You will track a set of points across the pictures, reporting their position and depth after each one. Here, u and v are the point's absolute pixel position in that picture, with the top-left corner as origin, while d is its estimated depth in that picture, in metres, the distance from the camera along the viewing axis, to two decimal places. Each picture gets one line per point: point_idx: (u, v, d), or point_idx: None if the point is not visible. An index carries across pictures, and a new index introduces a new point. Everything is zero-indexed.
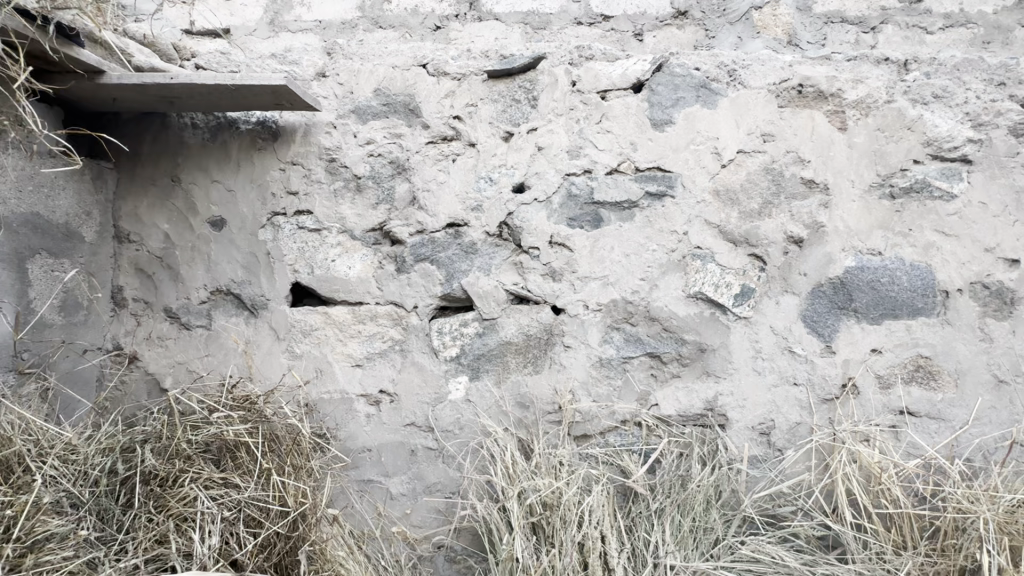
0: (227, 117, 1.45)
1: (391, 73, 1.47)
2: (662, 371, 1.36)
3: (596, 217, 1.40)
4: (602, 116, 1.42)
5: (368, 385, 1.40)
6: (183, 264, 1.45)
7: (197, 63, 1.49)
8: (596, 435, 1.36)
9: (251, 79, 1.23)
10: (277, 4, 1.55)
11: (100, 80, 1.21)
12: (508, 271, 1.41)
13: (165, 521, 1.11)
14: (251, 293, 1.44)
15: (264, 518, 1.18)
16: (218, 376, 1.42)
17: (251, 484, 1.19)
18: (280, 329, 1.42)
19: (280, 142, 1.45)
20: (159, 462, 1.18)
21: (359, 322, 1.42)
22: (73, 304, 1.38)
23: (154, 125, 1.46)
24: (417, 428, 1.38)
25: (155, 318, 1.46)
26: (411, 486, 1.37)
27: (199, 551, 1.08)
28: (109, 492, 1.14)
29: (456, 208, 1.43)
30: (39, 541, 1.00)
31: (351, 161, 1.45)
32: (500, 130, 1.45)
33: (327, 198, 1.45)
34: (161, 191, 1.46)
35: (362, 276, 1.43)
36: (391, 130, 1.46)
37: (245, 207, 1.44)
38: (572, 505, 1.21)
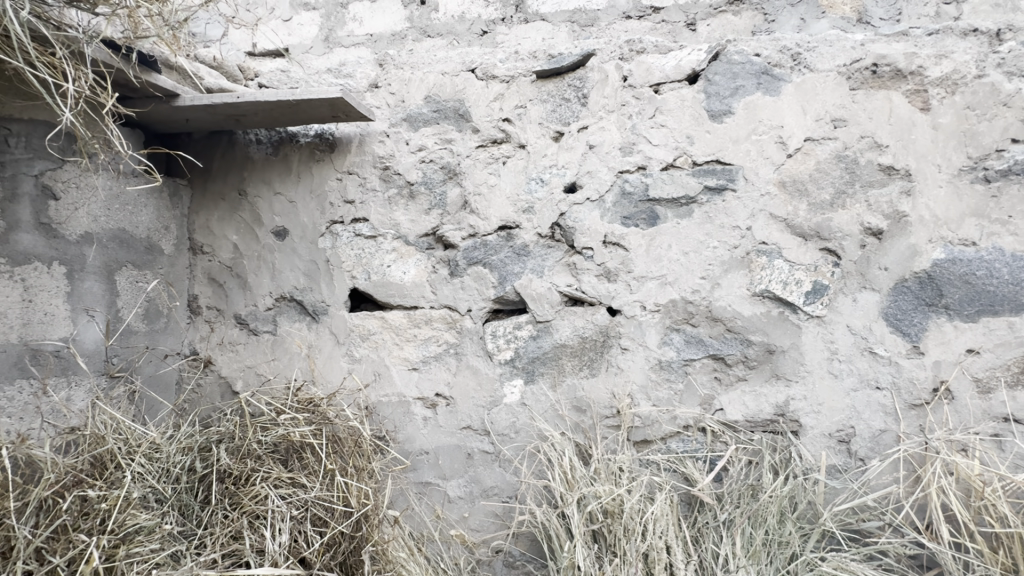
0: (287, 132, 1.52)
1: (441, 79, 1.49)
2: (727, 374, 1.29)
3: (652, 214, 1.36)
4: (656, 110, 1.38)
5: (424, 388, 1.42)
6: (250, 273, 1.52)
7: (259, 83, 1.58)
8: (657, 440, 1.31)
9: (310, 93, 1.27)
10: (331, 21, 1.61)
11: (175, 102, 1.30)
12: (561, 272, 1.39)
13: (239, 517, 1.15)
14: (312, 300, 1.49)
15: (329, 517, 1.20)
16: (284, 379, 1.48)
17: (317, 484, 1.22)
18: (340, 333, 1.47)
19: (337, 153, 1.50)
20: (233, 461, 1.24)
21: (415, 326, 1.44)
22: (155, 312, 1.48)
23: (222, 143, 1.55)
24: (473, 432, 1.38)
25: (226, 325, 1.54)
26: (469, 489, 1.37)
27: (270, 547, 1.10)
28: (189, 489, 1.21)
29: (507, 211, 1.42)
30: (130, 533, 1.05)
31: (404, 168, 1.47)
32: (550, 130, 1.43)
33: (382, 205, 1.48)
34: (230, 204, 1.54)
35: (416, 281, 1.46)
36: (442, 136, 1.48)
37: (306, 216, 1.50)
38: (634, 514, 1.16)
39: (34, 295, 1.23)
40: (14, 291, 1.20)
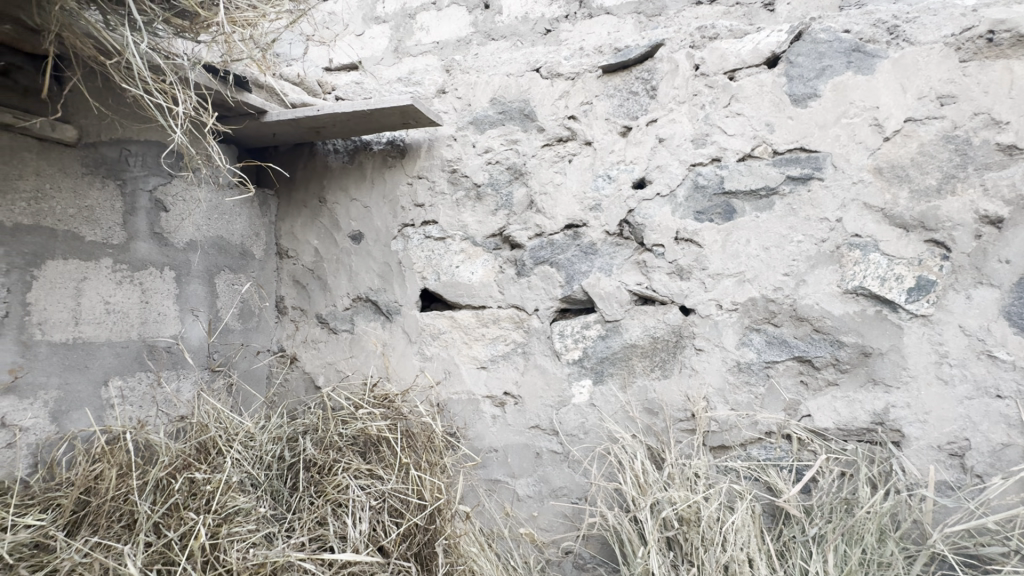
0: (362, 140, 1.60)
1: (506, 81, 1.51)
2: (815, 377, 1.20)
3: (728, 208, 1.29)
4: (731, 98, 1.31)
5: (493, 386, 1.43)
6: (330, 275, 1.62)
7: (337, 95, 1.67)
8: (736, 446, 1.24)
9: (383, 101, 1.34)
10: (400, 32, 1.68)
11: (264, 118, 1.41)
12: (631, 270, 1.35)
13: (324, 505, 1.21)
14: (386, 300, 1.56)
15: (405, 509, 1.24)
16: (361, 375, 1.56)
17: (393, 476, 1.26)
18: (412, 332, 1.52)
19: (408, 159, 1.56)
20: (317, 452, 1.32)
21: (483, 325, 1.47)
22: (248, 312, 1.61)
23: (304, 154, 1.66)
24: (542, 432, 1.38)
25: (309, 324, 1.65)
26: (538, 488, 1.37)
27: (352, 534, 1.15)
28: (279, 476, 1.29)
29: (574, 209, 1.41)
30: (230, 513, 1.13)
31: (471, 170, 1.50)
32: (617, 125, 1.41)
33: (451, 208, 1.52)
34: (311, 211, 1.65)
35: (484, 281, 1.48)
36: (508, 137, 1.49)
37: (379, 220, 1.58)
38: (712, 523, 1.11)
39: (149, 297, 1.36)
40: (134, 293, 1.33)
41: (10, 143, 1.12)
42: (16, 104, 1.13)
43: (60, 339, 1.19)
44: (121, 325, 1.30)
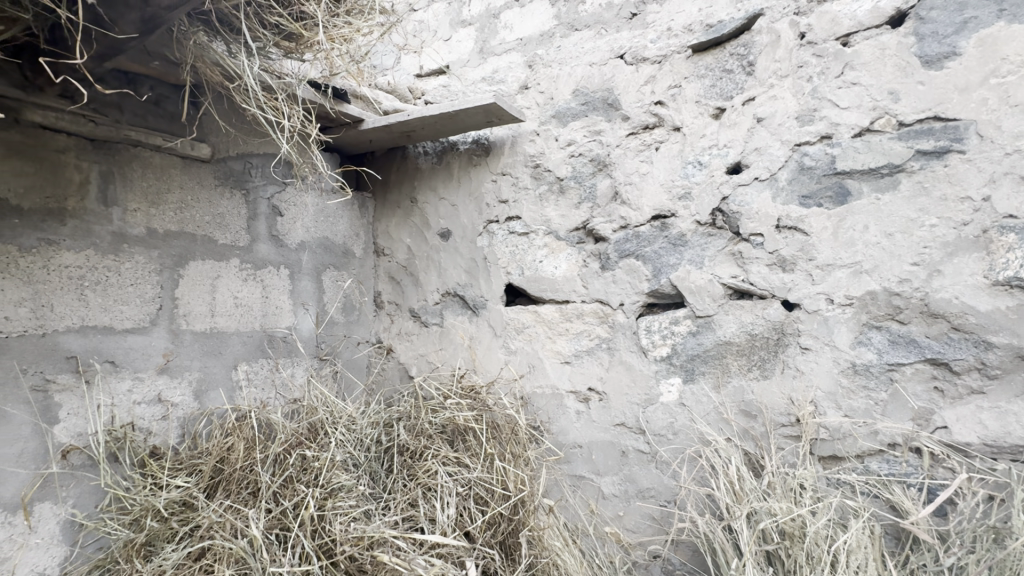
0: (449, 141, 1.67)
1: (590, 71, 1.48)
2: (952, 384, 1.04)
3: (841, 190, 1.15)
4: (845, 66, 1.16)
5: (577, 382, 1.42)
6: (421, 271, 1.71)
7: (426, 100, 1.76)
8: (851, 458, 1.10)
9: (468, 102, 1.38)
10: (485, 33, 1.72)
11: (362, 126, 1.53)
12: (725, 262, 1.26)
13: (415, 487, 1.27)
14: (472, 295, 1.61)
15: (490, 498, 1.26)
16: (450, 367, 1.63)
17: (479, 465, 1.30)
18: (497, 326, 1.56)
19: (492, 156, 1.59)
20: (410, 437, 1.39)
21: (567, 320, 1.46)
22: (350, 306, 1.75)
23: (397, 157, 1.77)
24: (628, 430, 1.34)
25: (403, 318, 1.75)
26: (623, 488, 1.33)
27: (440, 517, 1.19)
28: (377, 458, 1.39)
29: (661, 199, 1.35)
30: (335, 489, 1.24)
31: (554, 164, 1.50)
32: (709, 107, 1.32)
33: (534, 203, 1.53)
34: (404, 211, 1.75)
35: (567, 276, 1.47)
36: (591, 129, 1.46)
37: (465, 217, 1.63)
38: (820, 540, 1.00)
39: (269, 292, 1.54)
40: (257, 289, 1.51)
41: (161, 162, 1.32)
42: (165, 128, 1.32)
43: (200, 328, 1.38)
44: (247, 317, 1.48)
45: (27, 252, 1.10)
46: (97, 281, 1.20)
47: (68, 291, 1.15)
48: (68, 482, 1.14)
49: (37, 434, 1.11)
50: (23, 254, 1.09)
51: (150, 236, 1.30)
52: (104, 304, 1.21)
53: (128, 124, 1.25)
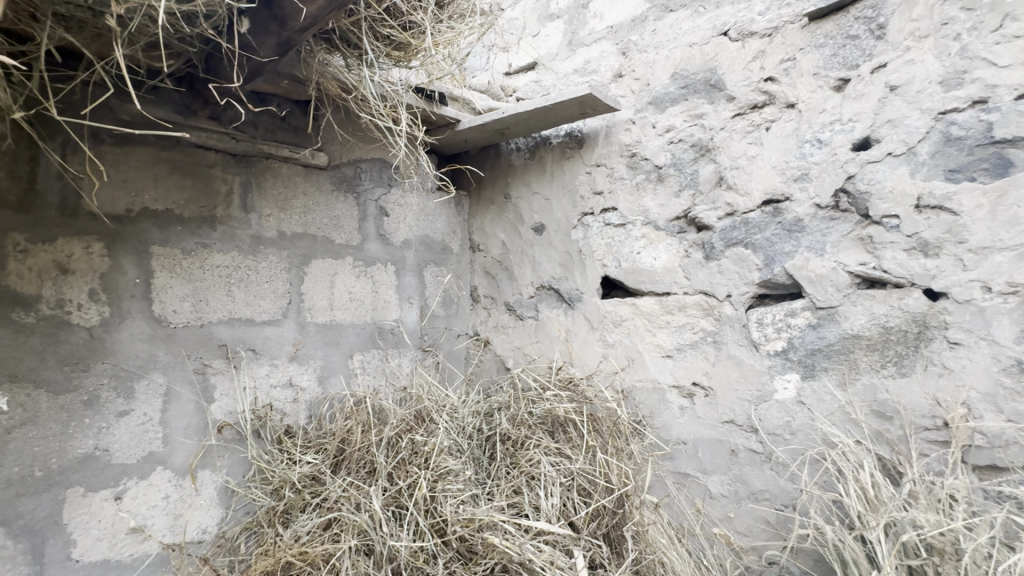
0: (542, 136, 1.68)
1: (690, 52, 1.42)
2: None
3: (999, 161, 1.01)
4: (1004, 18, 1.01)
5: (680, 376, 1.37)
6: (516, 265, 1.75)
7: (518, 96, 1.79)
8: (1016, 469, 0.96)
9: (562, 95, 1.39)
10: (574, 24, 1.73)
11: (459, 127, 1.59)
12: (851, 248, 1.15)
13: (518, 475, 1.30)
14: (568, 288, 1.62)
15: (593, 490, 1.26)
16: (547, 359, 1.65)
17: (581, 457, 1.30)
18: (593, 319, 1.55)
19: (586, 148, 1.58)
20: (511, 426, 1.42)
21: (667, 313, 1.41)
22: (449, 300, 1.83)
23: (491, 154, 1.82)
24: (737, 428, 1.27)
25: (499, 311, 1.80)
26: (733, 488, 1.27)
27: (544, 505, 1.21)
28: (479, 445, 1.44)
29: (773, 182, 1.26)
30: (444, 472, 1.31)
31: (652, 152, 1.46)
32: (829, 79, 1.21)
33: (631, 193, 1.49)
34: (498, 207, 1.80)
35: (668, 267, 1.42)
36: (692, 112, 1.40)
37: (559, 211, 1.64)
38: (980, 560, 0.88)
39: (378, 288, 1.65)
40: (368, 285, 1.63)
41: (289, 171, 1.47)
42: (291, 140, 1.46)
43: (322, 320, 1.52)
44: (360, 310, 1.61)
45: (188, 254, 1.28)
46: (241, 278, 1.37)
47: (219, 288, 1.32)
48: (223, 453, 1.32)
49: (199, 411, 1.28)
50: (185, 256, 1.27)
51: (280, 238, 1.45)
52: (246, 299, 1.37)
53: (262, 138, 1.40)
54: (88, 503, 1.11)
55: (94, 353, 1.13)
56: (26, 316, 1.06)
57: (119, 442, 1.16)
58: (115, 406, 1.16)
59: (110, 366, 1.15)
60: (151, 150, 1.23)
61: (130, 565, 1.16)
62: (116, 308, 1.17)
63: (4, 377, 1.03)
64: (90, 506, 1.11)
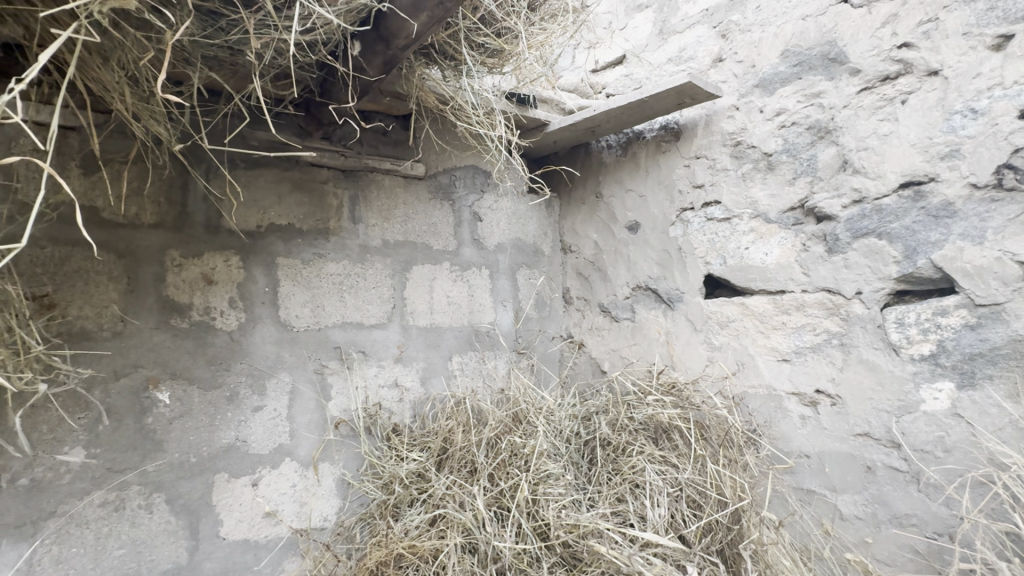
0: (634, 131, 1.63)
1: (803, 26, 1.30)
2: None
3: None
4: None
5: (801, 383, 1.25)
6: (610, 266, 1.71)
7: (608, 92, 1.74)
8: None
9: (659, 86, 1.33)
10: (665, 12, 1.66)
11: (549, 128, 1.59)
12: (1021, 234, 0.97)
13: (621, 483, 1.26)
14: (668, 288, 1.54)
15: (704, 502, 1.19)
16: (646, 363, 1.58)
17: (689, 467, 1.23)
18: (697, 320, 1.46)
19: (683, 140, 1.50)
20: (611, 432, 1.38)
21: (783, 313, 1.29)
22: (542, 302, 1.83)
23: (581, 154, 1.79)
24: (874, 441, 1.13)
25: (593, 313, 1.76)
26: (871, 510, 1.12)
27: (651, 515, 1.16)
28: (578, 450, 1.41)
29: (912, 162, 1.10)
30: (544, 476, 1.30)
31: (760, 139, 1.34)
32: (984, 37, 1.04)
33: (736, 184, 1.39)
34: (590, 207, 1.77)
35: (782, 262, 1.30)
36: (808, 92, 1.27)
37: (656, 207, 1.58)
38: None
39: (474, 291, 1.69)
40: (464, 288, 1.67)
41: (391, 183, 1.55)
42: (392, 153, 1.55)
43: (423, 324, 1.59)
44: (458, 314, 1.66)
45: (307, 264, 1.40)
46: (351, 285, 1.47)
47: (333, 294, 1.43)
48: (340, 448, 1.42)
49: (319, 408, 1.39)
50: (304, 266, 1.39)
51: (385, 246, 1.53)
52: (356, 304, 1.47)
53: (367, 153, 1.50)
54: (231, 488, 1.25)
55: (234, 354, 1.28)
56: (181, 322, 1.22)
57: (255, 434, 1.29)
58: (251, 402, 1.29)
59: (246, 366, 1.29)
60: (276, 171, 1.36)
61: (266, 546, 1.28)
62: (250, 314, 1.30)
63: (166, 375, 1.19)
64: (233, 490, 1.25)
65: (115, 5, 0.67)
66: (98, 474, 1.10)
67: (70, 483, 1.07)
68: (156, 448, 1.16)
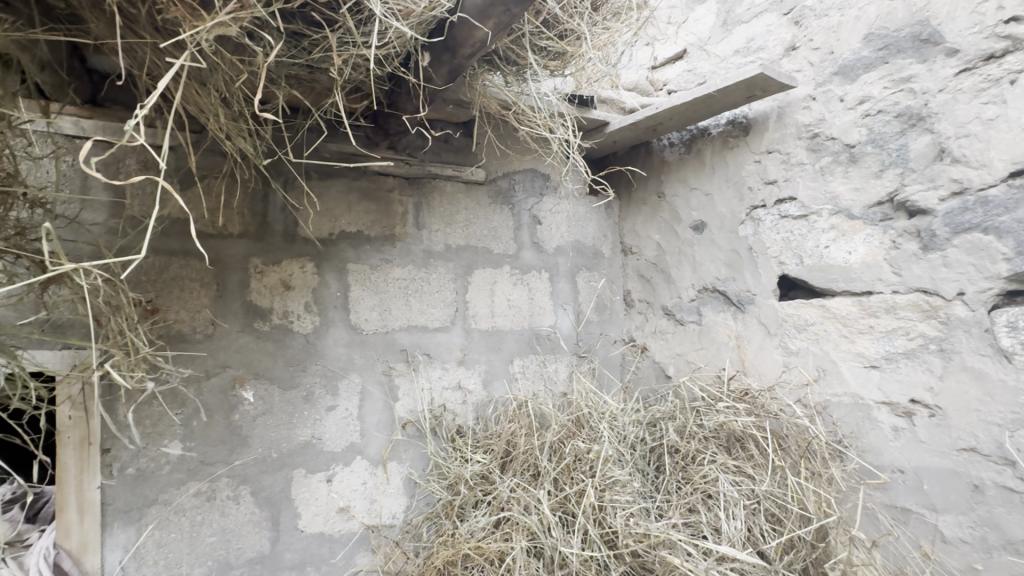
0: (699, 128, 1.58)
1: (889, 6, 1.20)
2: None
3: None
4: None
5: (892, 392, 1.15)
6: (674, 267, 1.66)
7: (669, 89, 1.70)
8: None
9: (727, 80, 1.27)
10: (729, 3, 1.59)
11: (609, 129, 1.57)
12: None
13: (692, 493, 1.21)
14: (737, 290, 1.47)
15: (784, 517, 1.13)
16: (715, 368, 1.52)
17: (767, 478, 1.17)
18: (771, 323, 1.38)
19: (753, 134, 1.44)
20: (679, 439, 1.34)
21: (870, 315, 1.20)
22: (602, 305, 1.80)
23: (641, 153, 1.76)
24: (982, 458, 1.02)
25: (656, 316, 1.72)
26: (979, 534, 1.01)
27: (726, 528, 1.11)
28: (644, 457, 1.38)
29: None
30: (610, 482, 1.27)
31: (841, 130, 1.26)
32: None
33: (813, 179, 1.31)
34: (652, 207, 1.73)
35: (868, 261, 1.21)
36: (896, 77, 1.18)
37: (723, 206, 1.51)
38: None
39: (534, 294, 1.69)
40: (525, 292, 1.68)
41: (453, 188, 1.58)
42: (454, 160, 1.58)
43: (485, 327, 1.61)
44: (518, 317, 1.66)
45: (375, 269, 1.45)
46: (416, 290, 1.51)
47: (399, 298, 1.48)
48: (407, 448, 1.46)
49: (387, 408, 1.44)
50: (372, 271, 1.44)
51: (447, 250, 1.56)
52: (421, 308, 1.51)
53: (430, 161, 1.54)
54: (308, 483, 1.32)
55: (310, 356, 1.34)
56: (263, 325, 1.30)
57: (329, 432, 1.35)
58: (325, 401, 1.36)
59: (321, 367, 1.36)
60: (346, 181, 1.43)
61: (340, 540, 1.34)
62: (324, 318, 1.37)
63: (250, 375, 1.27)
64: (310, 486, 1.32)
65: (220, 33, 0.73)
66: (192, 465, 1.19)
67: (169, 473, 1.17)
68: (242, 443, 1.25)
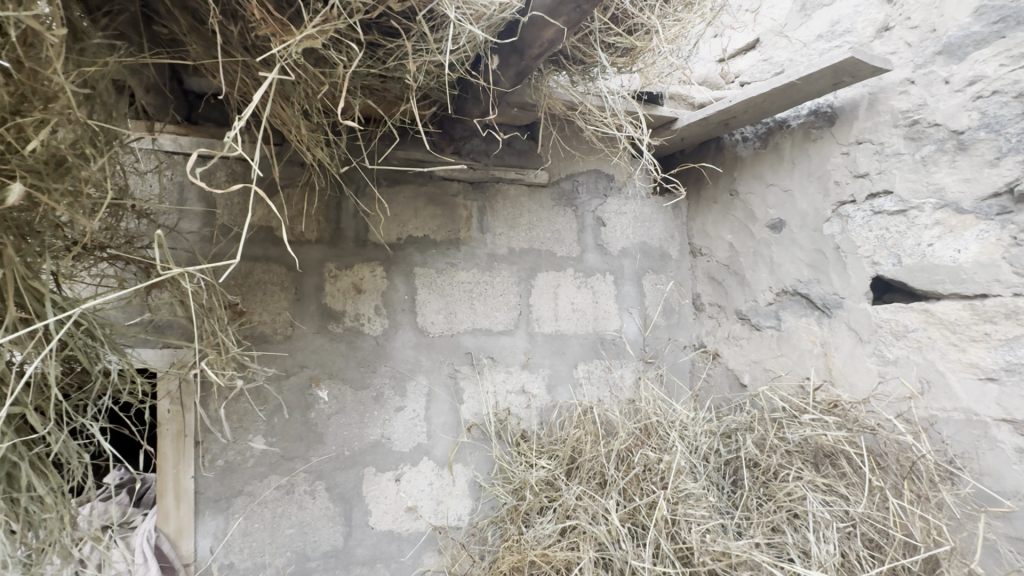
0: (776, 120, 1.49)
1: None
2: None
3: None
4: None
5: (1015, 408, 1.01)
6: (748, 269, 1.57)
7: (742, 81, 1.61)
8: None
9: (811, 67, 1.18)
10: None
11: (677, 125, 1.51)
12: None
13: (776, 511, 1.13)
14: (822, 292, 1.36)
15: (885, 543, 1.03)
16: (797, 377, 1.42)
17: (863, 499, 1.07)
18: (863, 329, 1.27)
19: (839, 125, 1.33)
20: (758, 452, 1.25)
21: (985, 321, 1.06)
22: (670, 309, 1.73)
23: (711, 150, 1.68)
24: None
25: (730, 321, 1.63)
26: None
27: (816, 551, 1.03)
28: (718, 469, 1.30)
29: None
30: (683, 495, 1.21)
31: (946, 115, 1.13)
32: None
33: (913, 170, 1.19)
34: (723, 206, 1.64)
35: (981, 260, 1.08)
36: (1015, 52, 1.05)
37: (805, 203, 1.41)
38: None
39: (598, 297, 1.65)
40: (589, 295, 1.64)
41: (516, 191, 1.58)
42: (517, 163, 1.58)
43: (549, 331, 1.59)
44: (582, 320, 1.63)
45: (440, 273, 1.47)
46: (481, 293, 1.52)
47: (464, 301, 1.49)
48: (473, 450, 1.46)
49: (453, 410, 1.45)
50: (438, 274, 1.47)
51: (511, 253, 1.56)
52: (486, 311, 1.52)
53: (494, 165, 1.55)
54: (378, 481, 1.35)
55: (380, 357, 1.38)
56: (337, 327, 1.35)
57: (398, 432, 1.39)
58: (394, 402, 1.39)
59: (390, 368, 1.39)
60: (413, 187, 1.46)
61: (409, 539, 1.37)
62: (392, 320, 1.40)
63: (324, 374, 1.32)
64: (380, 484, 1.35)
65: (308, 45, 0.76)
66: (274, 459, 1.25)
67: (254, 466, 1.23)
68: (318, 440, 1.30)
